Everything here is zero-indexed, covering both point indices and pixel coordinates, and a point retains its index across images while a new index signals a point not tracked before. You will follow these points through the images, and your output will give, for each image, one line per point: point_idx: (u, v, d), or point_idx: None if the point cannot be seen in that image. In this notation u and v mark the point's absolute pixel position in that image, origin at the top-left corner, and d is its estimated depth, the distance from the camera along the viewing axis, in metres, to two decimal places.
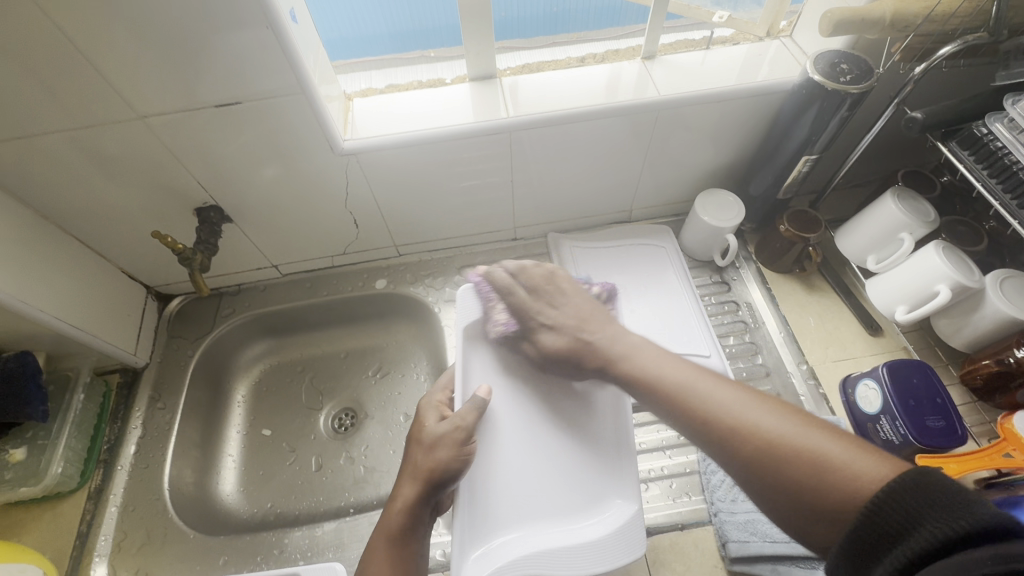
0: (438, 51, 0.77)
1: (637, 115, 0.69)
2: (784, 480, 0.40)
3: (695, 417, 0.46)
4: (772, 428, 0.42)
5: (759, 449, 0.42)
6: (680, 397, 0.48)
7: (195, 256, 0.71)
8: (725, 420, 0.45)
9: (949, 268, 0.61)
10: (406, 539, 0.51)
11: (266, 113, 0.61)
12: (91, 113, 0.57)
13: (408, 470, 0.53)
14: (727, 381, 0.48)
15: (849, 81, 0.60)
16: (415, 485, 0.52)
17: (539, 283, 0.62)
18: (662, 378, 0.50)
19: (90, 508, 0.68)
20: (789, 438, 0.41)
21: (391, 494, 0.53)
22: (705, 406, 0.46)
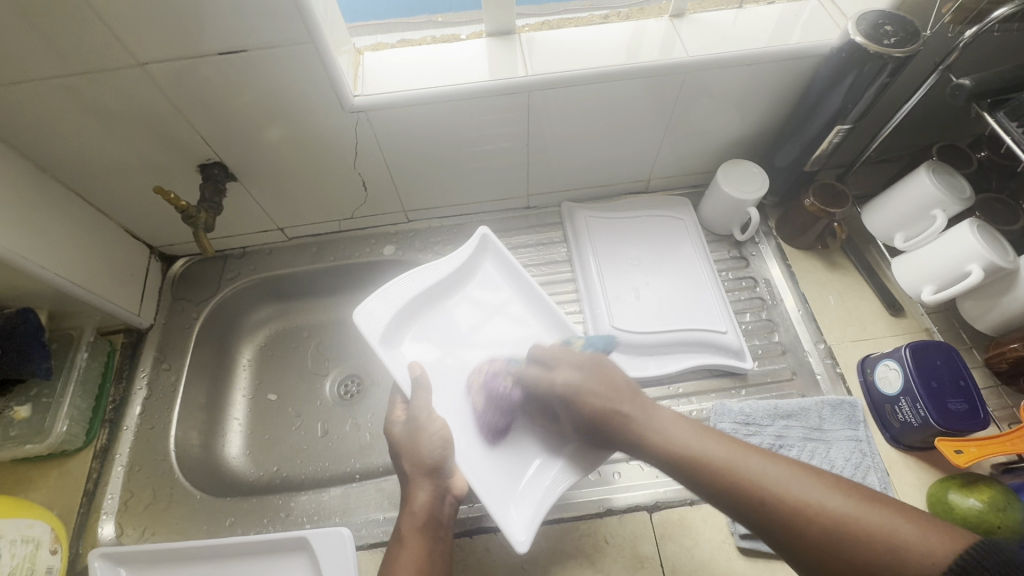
0: (449, 16, 0.73)
1: (662, 78, 0.66)
2: (847, 556, 0.40)
3: (741, 497, 0.45)
4: (832, 507, 0.42)
5: (832, 531, 0.41)
6: (725, 476, 0.46)
7: (200, 214, 0.68)
8: (787, 501, 0.43)
9: (983, 247, 0.59)
10: (430, 538, 0.52)
11: (273, 64, 0.58)
12: (89, 59, 0.54)
13: (412, 475, 0.54)
14: (762, 450, 0.47)
15: (893, 44, 0.56)
16: (424, 485, 0.54)
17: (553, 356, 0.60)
18: (704, 456, 0.47)
19: (96, 466, 0.68)
20: (852, 515, 0.41)
21: (404, 498, 0.54)
22: (754, 479, 0.45)
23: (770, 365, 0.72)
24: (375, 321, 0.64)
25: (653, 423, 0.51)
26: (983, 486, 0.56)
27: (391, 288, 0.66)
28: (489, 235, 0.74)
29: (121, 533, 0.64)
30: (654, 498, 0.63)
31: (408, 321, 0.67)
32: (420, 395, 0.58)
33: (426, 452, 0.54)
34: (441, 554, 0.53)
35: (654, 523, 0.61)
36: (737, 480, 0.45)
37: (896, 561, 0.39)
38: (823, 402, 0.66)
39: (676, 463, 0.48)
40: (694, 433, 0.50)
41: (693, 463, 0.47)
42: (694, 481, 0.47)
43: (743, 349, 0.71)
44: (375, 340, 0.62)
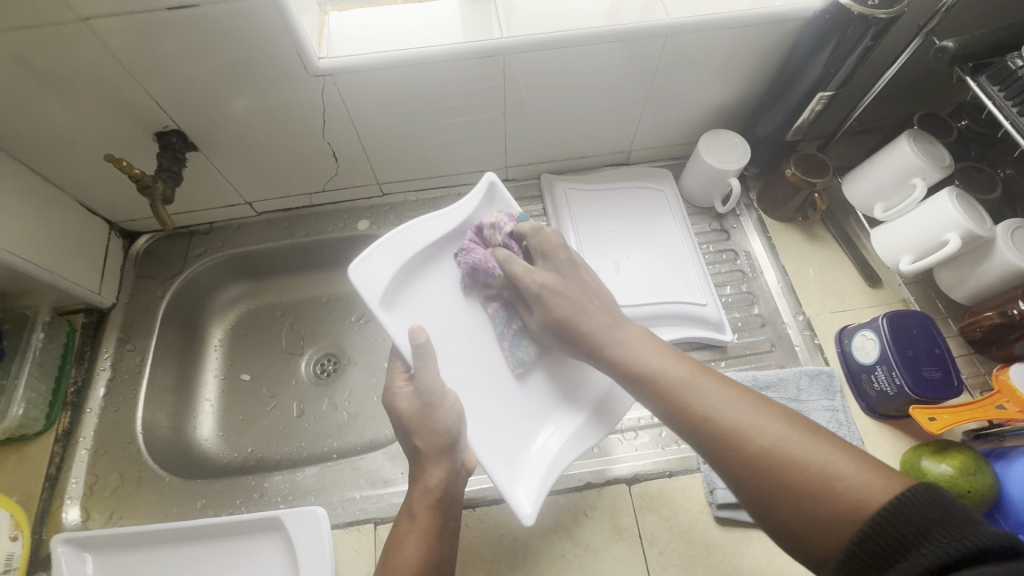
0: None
1: (643, 42, 0.63)
2: (783, 481, 0.38)
3: (685, 412, 0.44)
4: (770, 434, 0.40)
5: (762, 451, 0.40)
6: (679, 389, 0.45)
7: (156, 185, 0.64)
8: (724, 423, 0.42)
9: (961, 215, 0.58)
10: (441, 516, 0.50)
11: (229, 24, 0.54)
12: (24, 14, 0.50)
13: (432, 456, 0.50)
14: (728, 381, 0.45)
15: (878, 5, 0.55)
16: (440, 464, 0.50)
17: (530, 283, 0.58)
18: (659, 377, 0.47)
19: (58, 451, 0.65)
20: (790, 442, 0.39)
21: (418, 475, 0.51)
22: (706, 399, 0.44)
23: (750, 337, 0.72)
24: (373, 281, 0.54)
25: (616, 352, 0.51)
26: (954, 452, 0.56)
27: (390, 243, 0.57)
28: (497, 184, 0.65)
29: (87, 518, 0.62)
30: (632, 471, 0.63)
31: (410, 282, 0.59)
32: (426, 366, 0.51)
33: (442, 432, 0.50)
34: (450, 532, 0.51)
35: (633, 495, 0.61)
36: (685, 396, 0.45)
37: (822, 488, 0.37)
38: (800, 372, 0.66)
39: (631, 378, 0.49)
40: (659, 356, 0.49)
41: (649, 381, 0.47)
42: (640, 393, 0.48)
43: (723, 321, 0.71)
44: (375, 302, 0.53)
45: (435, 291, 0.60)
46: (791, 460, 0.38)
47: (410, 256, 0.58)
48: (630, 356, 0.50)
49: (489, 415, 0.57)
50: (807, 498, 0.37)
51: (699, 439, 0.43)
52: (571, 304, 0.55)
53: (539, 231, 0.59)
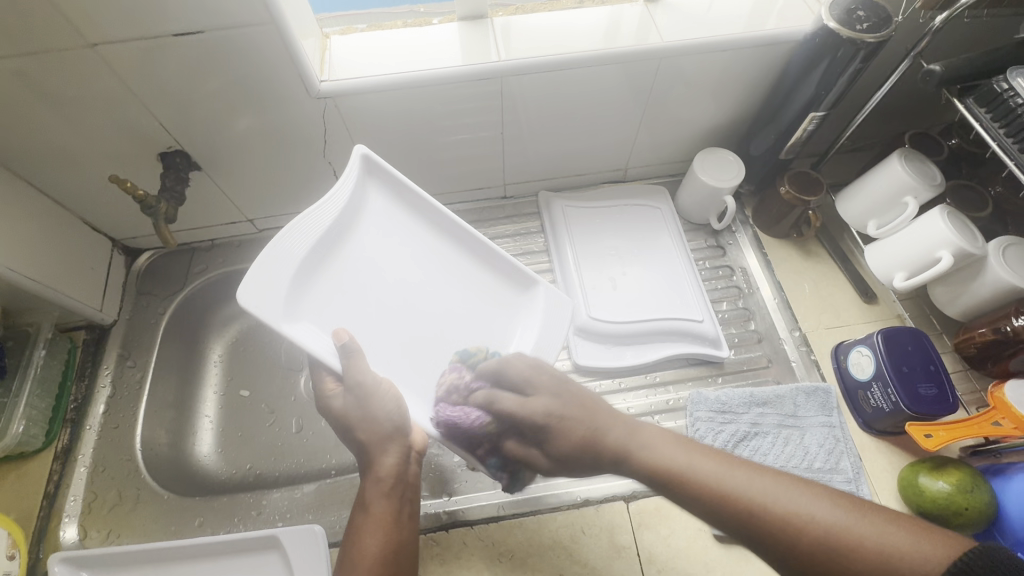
0: (427, 7, 0.72)
1: (638, 64, 0.65)
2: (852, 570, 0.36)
3: (726, 508, 0.40)
4: (825, 518, 0.37)
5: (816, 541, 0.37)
6: (710, 488, 0.41)
7: (160, 205, 0.66)
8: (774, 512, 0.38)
9: (952, 233, 0.59)
10: (398, 500, 0.49)
11: (233, 48, 0.56)
12: (34, 41, 0.51)
13: (377, 442, 0.50)
14: (762, 468, 0.41)
15: (866, 29, 0.56)
16: (389, 450, 0.50)
17: (525, 376, 0.51)
18: (692, 473, 0.42)
19: (57, 468, 0.65)
20: (849, 528, 0.37)
21: (368, 464, 0.50)
22: (742, 486, 0.40)
23: (747, 353, 0.72)
24: (266, 300, 0.52)
25: (631, 437, 0.45)
26: (952, 469, 0.56)
27: (270, 258, 0.54)
28: (371, 155, 0.62)
29: (84, 537, 0.62)
30: (631, 488, 0.63)
31: (309, 280, 0.57)
32: (355, 362, 0.52)
33: (382, 420, 0.50)
34: (409, 516, 0.50)
35: (631, 513, 0.61)
36: (724, 490, 0.40)
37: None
38: (796, 389, 0.66)
39: (662, 480, 0.43)
40: (678, 449, 0.44)
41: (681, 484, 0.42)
42: (674, 494, 0.42)
43: (719, 337, 0.71)
44: (275, 320, 0.52)
45: (342, 284, 0.60)
46: (858, 547, 0.36)
47: (299, 254, 0.56)
48: (655, 451, 0.44)
49: (417, 383, 0.59)
50: None
51: (750, 533, 0.39)
52: (569, 411, 0.47)
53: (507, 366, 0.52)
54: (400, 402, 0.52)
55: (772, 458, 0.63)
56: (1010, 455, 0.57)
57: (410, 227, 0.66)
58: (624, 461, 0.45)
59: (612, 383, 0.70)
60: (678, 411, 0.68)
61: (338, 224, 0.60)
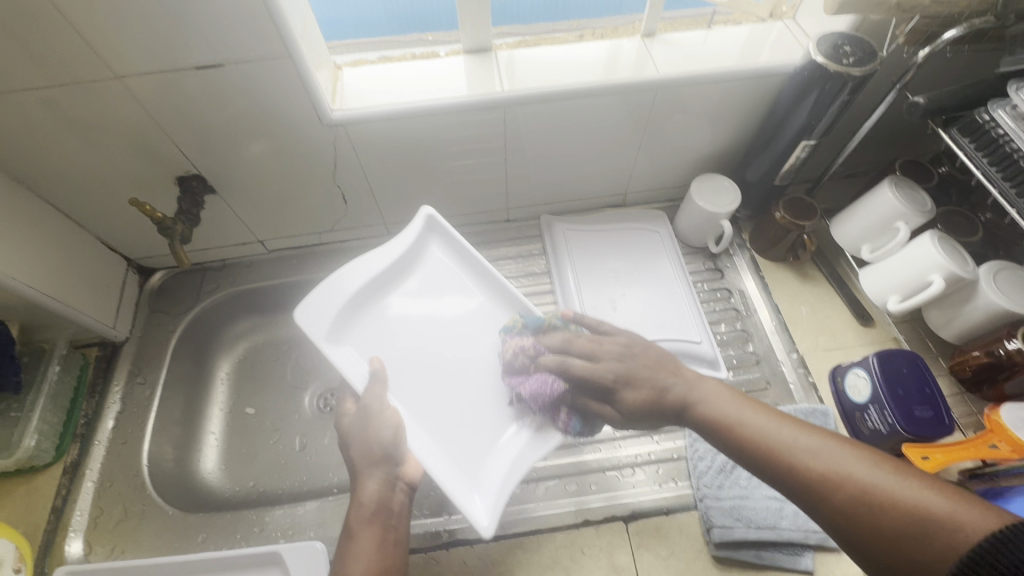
0: (436, 35, 0.74)
1: (636, 94, 0.68)
2: (875, 518, 0.39)
3: (773, 461, 0.44)
4: (857, 475, 0.41)
5: (856, 494, 0.40)
6: (759, 436, 0.46)
7: (176, 226, 0.69)
8: (814, 467, 0.42)
9: (943, 257, 0.61)
10: (382, 527, 0.48)
11: (250, 79, 0.59)
12: (65, 73, 0.55)
13: (366, 467, 0.51)
14: (809, 426, 0.45)
15: (852, 63, 0.59)
16: (374, 474, 0.51)
17: (593, 347, 0.55)
18: (744, 427, 0.47)
19: (65, 482, 0.67)
20: (886, 484, 0.40)
21: (355, 492, 0.51)
22: (792, 443, 0.44)
23: (745, 374, 0.73)
24: (319, 322, 0.61)
25: (695, 391, 0.51)
26: None
27: (329, 284, 0.64)
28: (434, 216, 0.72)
29: (89, 551, 0.63)
30: (630, 509, 0.63)
31: (364, 312, 0.66)
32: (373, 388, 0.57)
33: (373, 444, 0.52)
34: (399, 544, 0.48)
35: (630, 534, 0.62)
36: (772, 442, 0.45)
37: (922, 532, 0.37)
38: (795, 410, 0.67)
39: (719, 433, 0.48)
40: (733, 401, 0.50)
41: (740, 435, 0.47)
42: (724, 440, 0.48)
43: (717, 358, 0.72)
44: (319, 336, 0.60)
45: (391, 326, 0.66)
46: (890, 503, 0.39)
47: (352, 295, 0.64)
48: (708, 406, 0.50)
49: (440, 428, 0.60)
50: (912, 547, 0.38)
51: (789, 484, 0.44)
52: (641, 373, 0.53)
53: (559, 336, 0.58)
54: (398, 431, 0.54)
55: None
56: (1009, 479, 0.56)
57: (459, 281, 0.71)
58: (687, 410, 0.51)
59: None
60: (677, 431, 0.69)
61: (394, 272, 0.69)
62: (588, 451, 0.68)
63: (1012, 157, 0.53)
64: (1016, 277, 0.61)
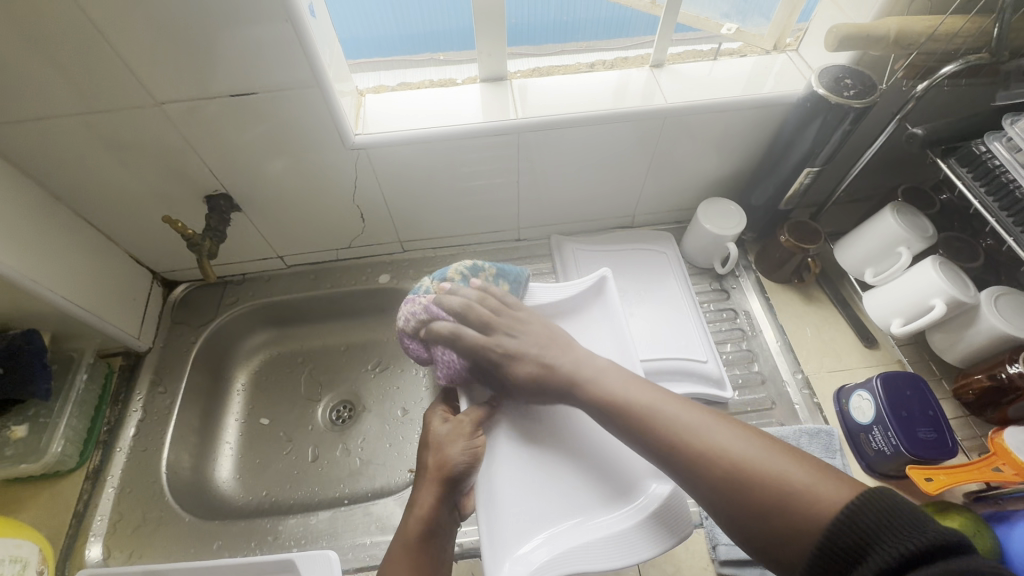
0: (448, 54, 0.77)
1: (644, 121, 0.70)
2: (740, 491, 0.43)
3: (653, 434, 0.48)
4: (733, 452, 0.45)
5: (726, 470, 0.44)
6: (640, 413, 0.49)
7: (203, 243, 0.73)
8: (693, 444, 0.46)
9: (945, 283, 0.62)
10: (427, 546, 0.51)
11: (281, 105, 0.63)
12: (108, 99, 0.58)
13: (427, 479, 0.54)
14: (689, 405, 0.49)
15: (853, 95, 0.61)
16: (433, 490, 0.53)
17: (489, 315, 0.60)
18: (627, 402, 0.51)
19: (88, 487, 0.69)
20: (753, 458, 0.44)
21: (411, 500, 0.54)
22: (677, 421, 0.48)
23: (751, 394, 0.74)
24: None
25: (584, 375, 0.54)
26: (955, 513, 0.57)
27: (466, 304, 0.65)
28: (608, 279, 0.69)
29: (108, 556, 0.65)
30: None
31: None
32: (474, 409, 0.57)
33: (450, 460, 0.54)
34: (441, 562, 0.52)
35: (636, 550, 0.62)
36: (652, 419, 0.49)
37: (780, 501, 0.41)
38: (800, 430, 0.68)
39: (599, 408, 0.52)
40: (622, 381, 0.53)
41: (622, 411, 0.50)
42: (608, 418, 0.51)
43: (723, 378, 0.73)
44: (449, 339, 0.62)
45: None
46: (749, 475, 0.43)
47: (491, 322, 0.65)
48: (596, 388, 0.53)
49: (513, 486, 0.55)
50: (775, 515, 0.41)
51: (667, 460, 0.47)
52: (540, 344, 0.57)
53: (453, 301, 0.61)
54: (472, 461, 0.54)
55: None
56: (1013, 503, 0.58)
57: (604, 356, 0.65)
58: (574, 391, 0.54)
59: None
60: None
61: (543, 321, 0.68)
62: None
63: (1010, 188, 0.55)
64: (1017, 303, 0.63)
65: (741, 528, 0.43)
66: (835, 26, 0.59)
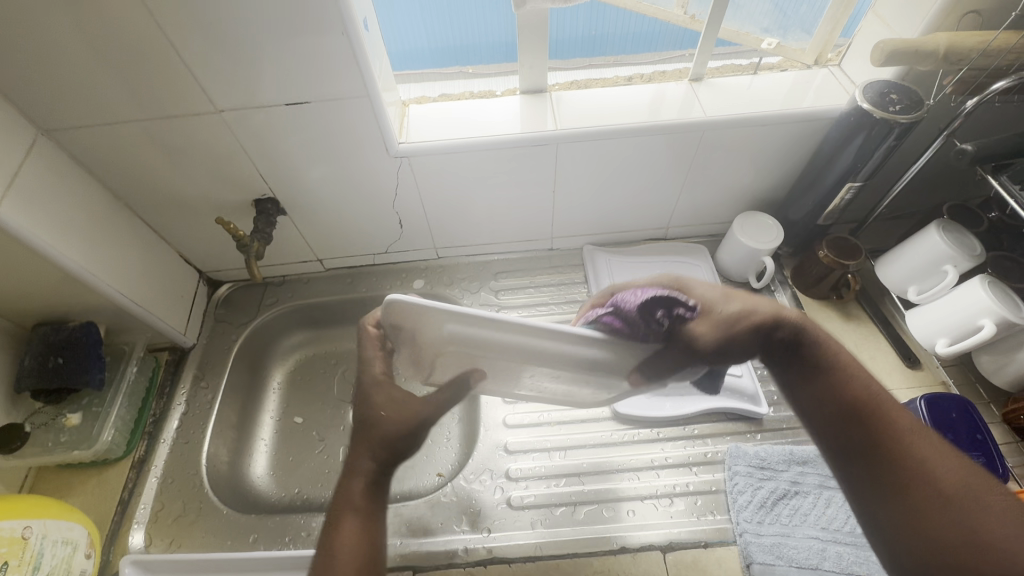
0: (477, 68, 0.79)
1: (682, 134, 0.71)
2: (917, 498, 0.45)
3: (874, 426, 0.49)
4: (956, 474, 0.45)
5: (927, 483, 0.45)
6: (864, 399, 0.51)
7: (252, 244, 0.75)
8: (920, 456, 0.46)
9: (993, 302, 0.60)
10: (367, 508, 0.50)
11: (332, 114, 0.65)
12: (171, 105, 0.62)
13: (362, 441, 0.53)
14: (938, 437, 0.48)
15: (899, 110, 0.61)
16: (366, 449, 0.53)
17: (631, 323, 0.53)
18: (872, 391, 0.51)
19: (133, 476, 0.72)
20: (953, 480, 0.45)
21: (344, 468, 0.53)
22: (894, 440, 0.48)
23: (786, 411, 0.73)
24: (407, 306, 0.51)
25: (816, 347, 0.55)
26: None
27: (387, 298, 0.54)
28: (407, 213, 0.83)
29: (149, 544, 0.67)
30: (667, 539, 0.63)
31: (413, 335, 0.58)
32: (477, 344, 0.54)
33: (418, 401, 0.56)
34: (381, 524, 0.50)
35: (667, 565, 0.62)
36: (878, 428, 0.49)
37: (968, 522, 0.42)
38: None
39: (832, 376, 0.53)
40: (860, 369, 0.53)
41: (841, 391, 0.52)
42: (826, 384, 0.54)
43: (758, 394, 0.73)
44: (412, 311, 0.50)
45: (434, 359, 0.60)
46: (944, 496, 0.44)
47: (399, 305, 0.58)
48: (812, 333, 0.55)
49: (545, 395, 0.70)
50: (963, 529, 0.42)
51: (850, 450, 0.50)
52: (714, 296, 0.57)
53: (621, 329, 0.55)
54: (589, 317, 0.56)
55: (812, 519, 0.63)
56: None
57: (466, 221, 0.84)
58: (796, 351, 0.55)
59: (652, 432, 0.72)
60: (715, 464, 0.69)
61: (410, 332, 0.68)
62: (625, 479, 0.69)
63: None
64: None
65: (908, 553, 0.45)
66: (882, 41, 0.58)
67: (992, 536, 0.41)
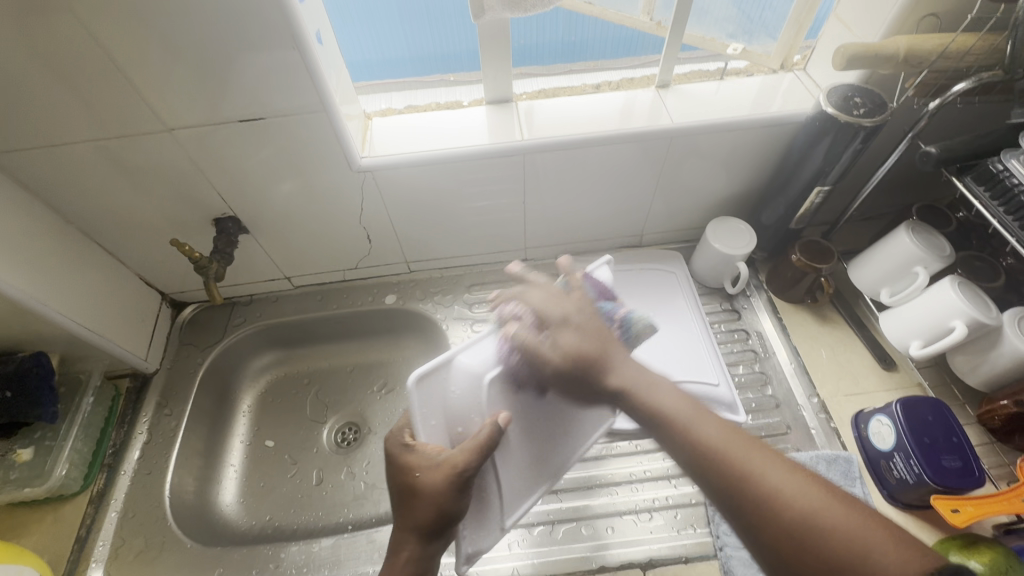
0: (456, 75, 0.78)
1: (650, 142, 0.70)
2: (784, 531, 0.38)
3: (725, 472, 0.41)
4: (819, 511, 0.37)
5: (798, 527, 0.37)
6: (703, 449, 0.42)
7: (211, 265, 0.73)
8: (774, 502, 0.38)
9: (964, 304, 0.60)
10: None
11: (291, 129, 0.63)
12: (120, 125, 0.59)
13: (406, 523, 0.48)
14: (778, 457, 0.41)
15: (863, 114, 0.61)
16: (411, 539, 0.48)
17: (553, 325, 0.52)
18: (690, 427, 0.44)
19: (91, 512, 0.68)
20: (822, 519, 0.37)
21: (389, 547, 0.49)
22: (743, 467, 0.40)
23: (765, 418, 0.72)
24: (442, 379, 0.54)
25: (642, 380, 0.48)
26: (984, 547, 0.53)
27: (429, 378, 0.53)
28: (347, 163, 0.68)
29: None
30: (648, 555, 0.62)
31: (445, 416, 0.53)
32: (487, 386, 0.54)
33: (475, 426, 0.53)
34: None
35: None
36: (726, 459, 0.41)
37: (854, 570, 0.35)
38: (817, 456, 0.66)
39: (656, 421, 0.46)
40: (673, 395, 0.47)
41: (680, 432, 0.44)
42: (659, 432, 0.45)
43: (736, 402, 0.71)
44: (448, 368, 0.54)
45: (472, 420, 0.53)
46: (796, 525, 0.37)
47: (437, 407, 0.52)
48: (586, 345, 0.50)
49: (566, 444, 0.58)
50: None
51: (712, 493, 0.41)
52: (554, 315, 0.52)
53: (534, 288, 0.56)
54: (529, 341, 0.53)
55: None
56: None
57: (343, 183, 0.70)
58: (625, 398, 0.48)
59: (631, 445, 0.71)
60: None
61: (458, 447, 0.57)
62: (603, 494, 0.67)
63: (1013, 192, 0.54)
64: None
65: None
66: (844, 45, 0.58)
67: (862, 552, 0.35)
